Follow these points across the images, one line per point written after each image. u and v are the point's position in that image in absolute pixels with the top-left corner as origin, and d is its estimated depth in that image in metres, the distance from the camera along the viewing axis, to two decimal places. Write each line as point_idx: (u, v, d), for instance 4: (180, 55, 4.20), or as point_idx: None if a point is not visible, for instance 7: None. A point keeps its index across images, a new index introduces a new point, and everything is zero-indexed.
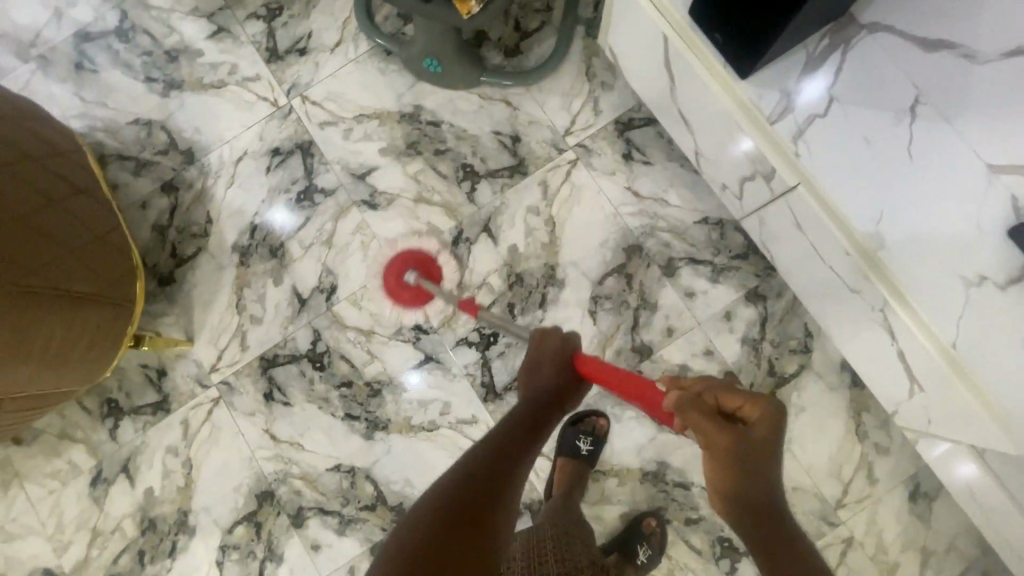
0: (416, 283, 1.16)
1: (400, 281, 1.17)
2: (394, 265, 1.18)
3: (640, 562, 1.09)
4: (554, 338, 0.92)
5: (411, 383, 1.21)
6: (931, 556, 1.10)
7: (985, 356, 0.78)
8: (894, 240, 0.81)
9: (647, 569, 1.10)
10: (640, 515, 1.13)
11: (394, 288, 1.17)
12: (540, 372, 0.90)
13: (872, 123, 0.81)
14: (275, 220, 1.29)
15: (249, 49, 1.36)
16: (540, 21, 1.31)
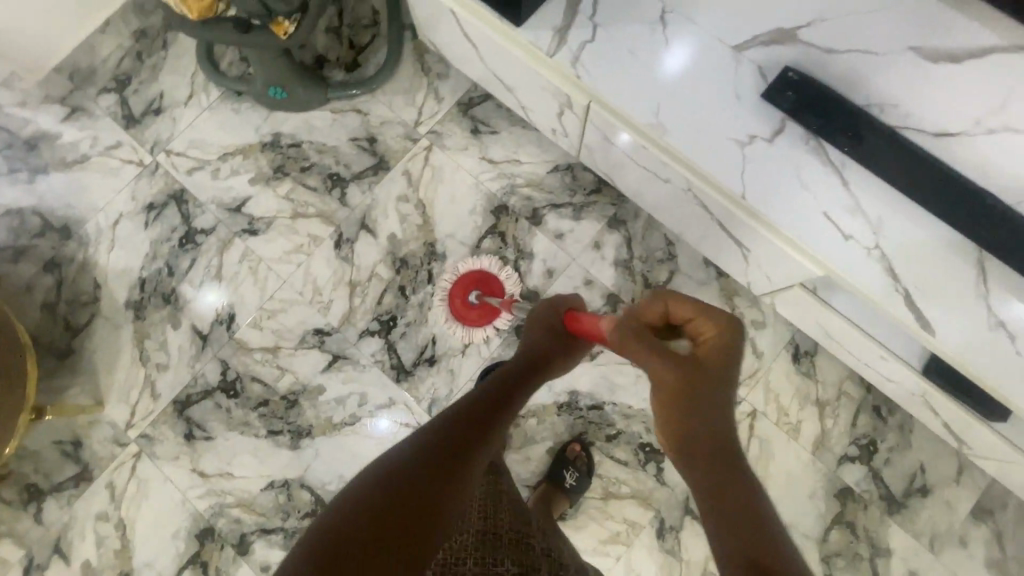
0: (483, 302, 1.24)
1: (466, 300, 1.24)
2: (457, 292, 1.26)
3: (569, 485, 1.14)
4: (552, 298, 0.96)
5: (379, 428, 1.23)
6: (829, 406, 1.19)
7: (770, 201, 0.91)
8: (674, 124, 0.94)
9: (579, 492, 1.15)
10: (565, 444, 1.19)
11: (461, 308, 1.24)
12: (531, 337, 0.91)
13: (633, 37, 0.97)
14: (208, 302, 1.31)
15: (106, 120, 1.42)
16: (371, 34, 1.43)
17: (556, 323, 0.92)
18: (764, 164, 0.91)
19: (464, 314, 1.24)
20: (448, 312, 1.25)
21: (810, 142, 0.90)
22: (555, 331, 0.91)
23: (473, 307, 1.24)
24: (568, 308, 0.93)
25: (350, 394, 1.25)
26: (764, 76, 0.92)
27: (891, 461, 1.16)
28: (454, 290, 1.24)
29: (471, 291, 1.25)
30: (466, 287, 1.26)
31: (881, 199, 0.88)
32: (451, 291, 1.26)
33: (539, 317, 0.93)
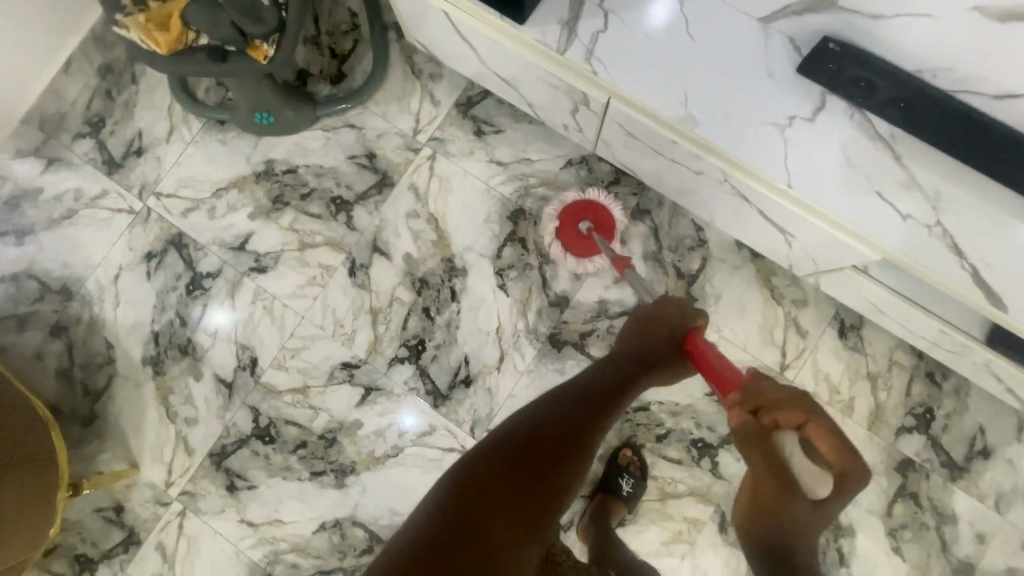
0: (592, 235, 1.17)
1: (574, 226, 1.19)
2: (569, 214, 1.19)
3: (626, 493, 1.12)
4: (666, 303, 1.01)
5: (404, 424, 1.21)
6: (881, 379, 1.15)
7: (817, 187, 0.85)
8: (705, 115, 0.87)
9: (636, 498, 1.13)
10: (617, 450, 1.16)
11: (566, 231, 1.19)
12: (651, 337, 0.99)
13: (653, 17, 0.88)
14: (209, 321, 1.27)
15: (87, 168, 1.34)
16: (352, 40, 1.34)
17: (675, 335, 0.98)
18: (807, 146, 0.85)
19: (568, 237, 1.19)
20: (554, 232, 1.20)
21: (854, 115, 0.83)
22: (670, 344, 0.97)
23: (582, 236, 1.19)
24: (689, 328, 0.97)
25: (391, 425, 1.21)
26: (798, 49, 0.84)
27: (950, 426, 1.13)
28: (564, 210, 1.19)
29: (581, 221, 1.19)
30: (578, 214, 1.20)
31: (940, 171, 0.81)
32: (562, 213, 1.20)
33: (641, 324, 1.01)
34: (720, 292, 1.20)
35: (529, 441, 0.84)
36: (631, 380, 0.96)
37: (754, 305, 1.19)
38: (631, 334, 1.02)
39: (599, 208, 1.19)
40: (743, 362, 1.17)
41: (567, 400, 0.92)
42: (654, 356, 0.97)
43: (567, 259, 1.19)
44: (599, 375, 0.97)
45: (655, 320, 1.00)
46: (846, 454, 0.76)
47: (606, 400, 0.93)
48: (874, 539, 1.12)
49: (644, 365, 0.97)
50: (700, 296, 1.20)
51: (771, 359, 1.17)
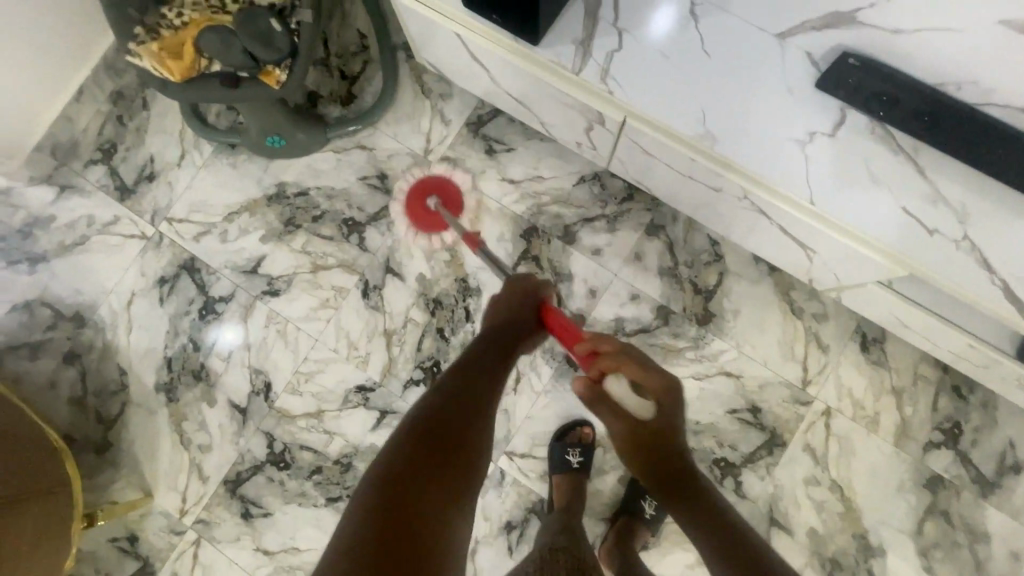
0: (436, 210, 1.22)
1: (423, 204, 1.24)
2: (413, 196, 1.25)
3: (649, 515, 1.09)
4: (511, 282, 1.04)
5: None
6: (907, 393, 1.13)
7: (840, 202, 0.86)
8: (723, 133, 0.88)
9: (659, 521, 1.10)
10: None
11: (417, 211, 1.24)
12: (510, 314, 1.00)
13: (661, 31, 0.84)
14: (220, 339, 1.26)
15: (100, 194, 1.34)
16: (362, 61, 1.34)
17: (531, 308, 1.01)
18: (829, 160, 0.84)
19: (418, 216, 1.24)
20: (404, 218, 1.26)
21: (875, 130, 0.81)
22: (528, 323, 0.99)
23: (430, 212, 1.24)
24: (540, 304, 1.00)
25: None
26: (815, 63, 0.79)
27: (979, 441, 1.11)
28: (410, 192, 1.24)
29: (428, 197, 1.24)
30: (428, 192, 1.25)
31: (968, 186, 0.78)
32: (407, 194, 1.25)
33: (496, 304, 1.03)
34: (738, 307, 1.18)
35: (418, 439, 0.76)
36: (490, 360, 0.93)
37: (774, 319, 1.17)
38: (493, 307, 1.03)
39: (443, 182, 1.26)
40: (765, 379, 1.15)
41: (437, 392, 0.85)
42: (512, 339, 0.97)
43: (415, 241, 1.25)
44: (466, 358, 0.93)
45: (502, 304, 1.02)
46: (639, 369, 0.87)
47: (477, 377, 0.89)
48: (905, 559, 1.09)
49: (507, 345, 0.96)
50: (718, 312, 1.18)
51: (793, 375, 1.15)
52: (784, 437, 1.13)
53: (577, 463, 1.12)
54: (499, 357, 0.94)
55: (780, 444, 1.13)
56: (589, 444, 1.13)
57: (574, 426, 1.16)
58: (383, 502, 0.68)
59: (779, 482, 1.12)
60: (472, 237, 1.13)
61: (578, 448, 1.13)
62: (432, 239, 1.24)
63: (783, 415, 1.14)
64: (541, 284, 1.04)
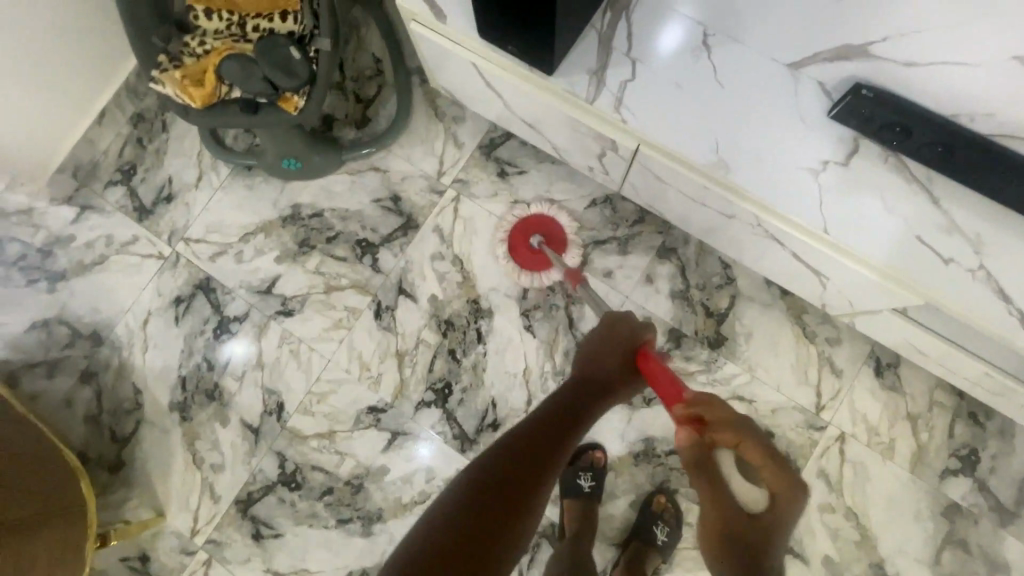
0: (541, 250, 1.19)
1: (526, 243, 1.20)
2: (517, 234, 1.22)
3: (660, 542, 1.09)
4: (609, 316, 1.01)
5: (423, 455, 1.20)
6: (922, 419, 1.12)
7: (854, 232, 0.84)
8: (736, 161, 0.86)
9: (671, 547, 1.10)
10: (650, 496, 1.13)
11: (519, 249, 1.21)
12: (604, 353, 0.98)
13: (676, 67, 0.89)
14: (232, 351, 1.28)
15: (119, 215, 1.36)
16: (377, 86, 1.36)
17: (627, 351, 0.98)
18: (842, 190, 0.84)
19: (521, 254, 1.20)
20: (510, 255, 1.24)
21: (888, 159, 0.83)
22: (622, 361, 0.97)
23: (534, 251, 1.21)
24: (641, 346, 0.97)
25: (415, 462, 1.20)
26: (828, 94, 0.85)
27: (997, 469, 1.09)
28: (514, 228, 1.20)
29: (533, 235, 1.20)
30: (532, 230, 1.22)
31: (978, 212, 0.81)
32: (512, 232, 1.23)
33: (594, 346, 0.99)
34: (751, 330, 1.18)
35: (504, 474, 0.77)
36: (585, 404, 0.91)
37: (786, 343, 1.17)
38: (587, 343, 1.01)
39: (546, 222, 1.22)
40: (778, 403, 1.15)
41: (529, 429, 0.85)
42: (596, 381, 0.95)
43: (521, 278, 1.22)
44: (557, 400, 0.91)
45: (600, 340, 0.99)
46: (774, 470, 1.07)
47: (566, 422, 0.87)
48: None
49: (596, 389, 0.94)
50: (729, 335, 1.18)
51: (806, 400, 1.14)
52: (798, 463, 1.12)
53: (588, 488, 1.12)
54: (593, 400, 0.92)
55: (793, 470, 1.12)
56: (601, 469, 1.13)
57: (584, 450, 1.14)
58: (462, 524, 0.69)
59: None
60: (574, 274, 1.15)
61: (590, 473, 1.13)
62: (531, 278, 1.21)
63: (797, 440, 1.13)
64: (639, 325, 1.00)
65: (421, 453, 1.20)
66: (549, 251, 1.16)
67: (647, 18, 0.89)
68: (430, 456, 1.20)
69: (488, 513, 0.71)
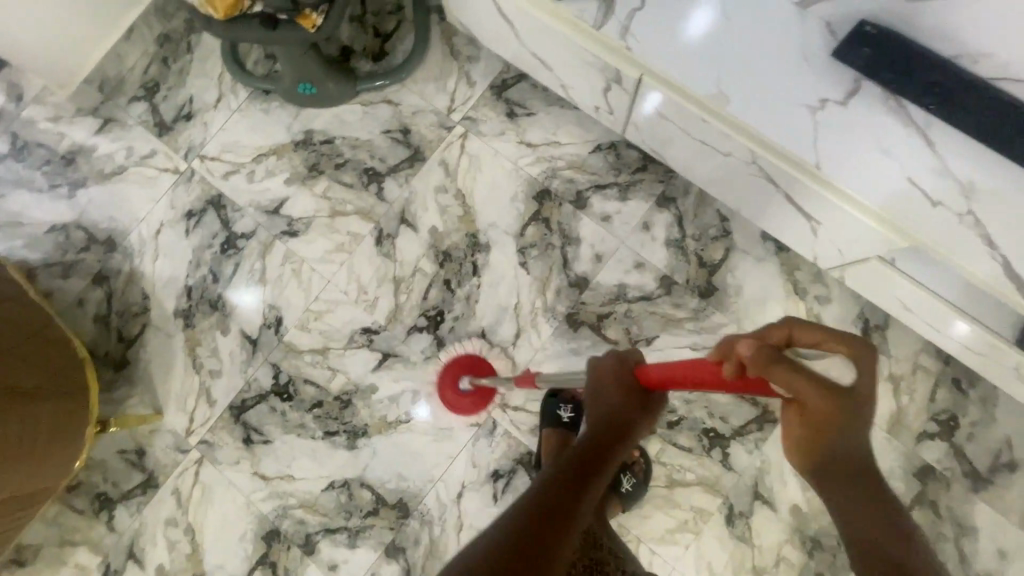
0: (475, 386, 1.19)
1: (458, 389, 1.21)
2: (446, 385, 1.22)
3: (625, 490, 1.09)
4: (613, 354, 0.78)
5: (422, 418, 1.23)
6: (905, 381, 1.13)
7: (847, 169, 0.85)
8: (735, 93, 0.87)
9: (634, 498, 1.11)
10: None
11: (454, 399, 1.21)
12: (603, 395, 0.75)
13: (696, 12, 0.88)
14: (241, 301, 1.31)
15: (139, 129, 1.41)
16: (396, 21, 1.39)
17: (626, 383, 0.76)
18: (839, 128, 0.84)
19: (463, 405, 1.21)
20: (445, 411, 1.23)
21: (888, 103, 0.82)
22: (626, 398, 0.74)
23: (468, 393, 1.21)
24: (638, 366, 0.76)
25: (412, 418, 1.23)
26: (832, 34, 0.84)
27: (975, 436, 1.10)
28: (441, 380, 1.21)
29: (461, 378, 1.20)
30: (461, 368, 1.22)
31: (973, 161, 0.79)
32: (440, 378, 1.23)
33: (594, 391, 0.77)
34: (742, 283, 1.19)
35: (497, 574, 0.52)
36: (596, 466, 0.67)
37: (776, 297, 1.18)
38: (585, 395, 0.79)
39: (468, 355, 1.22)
40: None
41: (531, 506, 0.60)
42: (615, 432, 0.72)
43: (455, 420, 1.22)
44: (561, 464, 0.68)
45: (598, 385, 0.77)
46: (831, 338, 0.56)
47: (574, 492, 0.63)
48: None
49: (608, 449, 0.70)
50: (720, 286, 1.20)
51: None
52: (775, 413, 1.14)
53: (568, 419, 1.15)
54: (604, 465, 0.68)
55: (770, 420, 1.14)
56: (582, 403, 1.16)
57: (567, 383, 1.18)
58: None
59: (766, 457, 1.13)
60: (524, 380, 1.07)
61: (570, 405, 1.16)
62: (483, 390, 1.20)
63: None
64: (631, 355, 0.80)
65: (421, 412, 1.23)
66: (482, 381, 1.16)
67: None
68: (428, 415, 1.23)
69: None
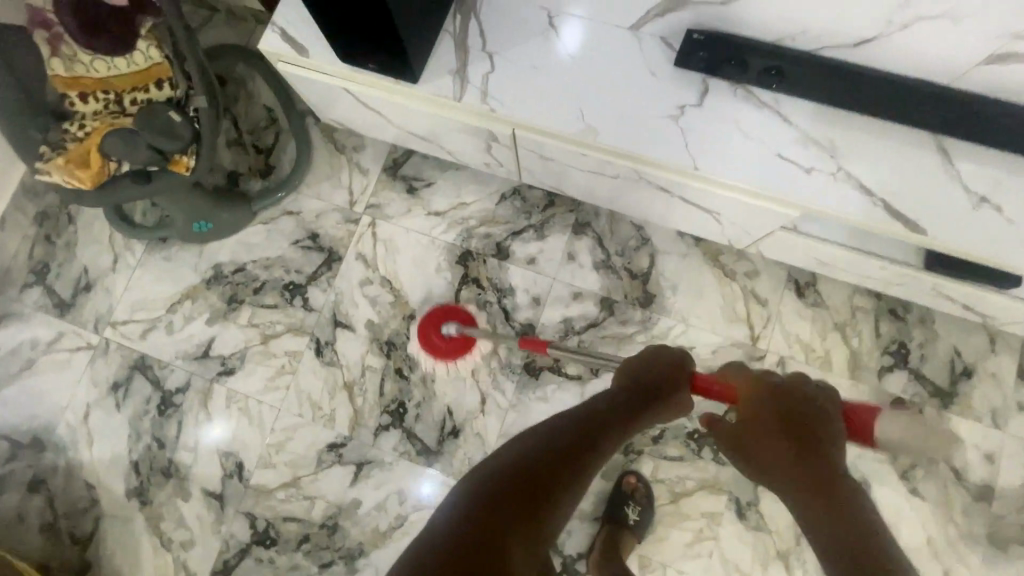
0: (456, 334, 1.20)
1: (443, 337, 1.20)
2: (425, 327, 1.22)
3: (633, 521, 1.10)
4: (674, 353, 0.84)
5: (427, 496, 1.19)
6: (849, 326, 1.17)
7: (724, 162, 0.88)
8: (601, 122, 0.91)
9: (645, 526, 1.10)
10: (620, 477, 1.14)
11: (440, 348, 1.21)
12: (649, 380, 0.82)
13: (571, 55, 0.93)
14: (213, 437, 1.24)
15: (39, 315, 1.34)
16: (274, 133, 1.40)
17: (680, 376, 0.82)
18: (704, 127, 0.89)
19: (445, 352, 1.21)
20: (424, 355, 1.24)
21: (738, 91, 0.89)
22: (676, 385, 0.81)
23: (450, 339, 1.21)
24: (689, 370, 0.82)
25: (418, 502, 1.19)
26: (670, 46, 0.91)
27: (927, 356, 1.15)
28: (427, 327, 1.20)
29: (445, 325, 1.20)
30: (442, 315, 1.23)
31: (825, 120, 0.87)
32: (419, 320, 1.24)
33: (650, 351, 0.85)
34: (676, 282, 1.23)
35: (540, 484, 0.66)
36: (638, 413, 0.78)
37: (710, 285, 1.22)
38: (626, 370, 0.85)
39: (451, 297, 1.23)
40: (716, 344, 1.19)
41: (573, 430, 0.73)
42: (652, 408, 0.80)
43: (430, 363, 1.23)
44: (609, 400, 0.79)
45: (644, 368, 0.83)
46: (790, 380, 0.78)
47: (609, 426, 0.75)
48: (890, 487, 1.10)
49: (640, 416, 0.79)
50: (657, 291, 1.22)
51: (740, 334, 1.19)
52: None
53: None
54: (643, 406, 0.79)
55: None
56: None
57: None
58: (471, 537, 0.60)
59: None
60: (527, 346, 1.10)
61: None
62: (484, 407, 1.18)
63: None
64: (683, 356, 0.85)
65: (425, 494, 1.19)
66: (469, 332, 1.18)
67: (498, 24, 0.95)
68: (432, 493, 1.19)
69: (502, 515, 0.63)
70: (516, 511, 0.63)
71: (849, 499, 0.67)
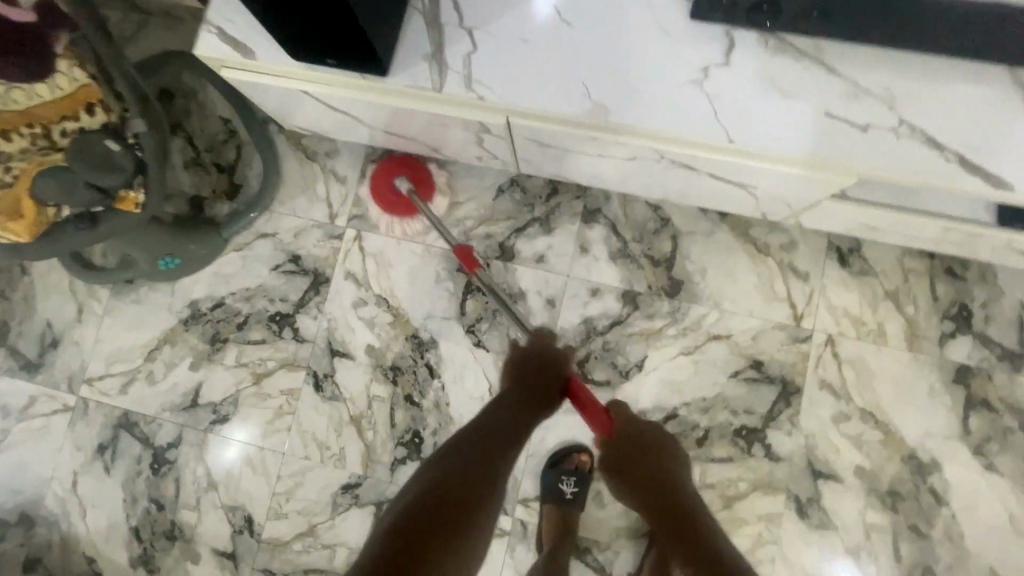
0: (406, 195, 1.11)
1: (391, 187, 1.12)
2: (379, 176, 1.14)
3: None
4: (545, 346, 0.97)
5: None
6: (903, 292, 1.05)
7: (763, 129, 0.74)
8: (611, 98, 0.76)
9: None
10: None
11: (384, 194, 1.12)
12: (533, 377, 0.93)
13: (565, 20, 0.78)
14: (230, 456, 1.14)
15: (6, 380, 1.21)
16: (235, 147, 1.24)
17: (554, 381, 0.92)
18: (735, 90, 0.75)
19: (385, 197, 1.13)
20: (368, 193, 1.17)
21: (769, 42, 0.75)
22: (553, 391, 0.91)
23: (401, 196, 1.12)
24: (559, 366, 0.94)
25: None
26: None
27: (992, 316, 1.03)
28: (379, 172, 1.12)
29: (397, 178, 1.11)
30: (399, 171, 1.12)
31: (878, 66, 0.73)
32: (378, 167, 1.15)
33: (528, 355, 0.96)
34: (704, 264, 1.10)
35: (439, 505, 0.73)
36: (525, 409, 0.88)
37: (743, 264, 1.09)
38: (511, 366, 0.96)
39: (423, 173, 1.13)
40: (756, 329, 1.07)
41: (474, 426, 0.85)
42: (542, 401, 0.91)
43: (373, 208, 1.16)
44: (499, 401, 0.89)
45: (522, 364, 0.95)
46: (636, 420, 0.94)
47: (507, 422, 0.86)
48: (963, 465, 1.00)
49: (535, 406, 0.90)
50: (684, 277, 1.10)
51: (782, 315, 1.07)
52: (796, 382, 1.05)
53: (570, 494, 1.02)
54: (532, 402, 0.90)
55: (794, 390, 1.05)
56: (586, 473, 1.03)
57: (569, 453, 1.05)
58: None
59: (807, 431, 1.03)
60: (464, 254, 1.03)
61: (573, 477, 1.03)
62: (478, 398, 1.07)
63: (787, 360, 1.05)
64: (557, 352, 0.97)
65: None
66: (417, 201, 1.09)
67: None
68: None
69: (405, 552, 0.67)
70: (418, 539, 0.69)
71: (680, 497, 0.87)
